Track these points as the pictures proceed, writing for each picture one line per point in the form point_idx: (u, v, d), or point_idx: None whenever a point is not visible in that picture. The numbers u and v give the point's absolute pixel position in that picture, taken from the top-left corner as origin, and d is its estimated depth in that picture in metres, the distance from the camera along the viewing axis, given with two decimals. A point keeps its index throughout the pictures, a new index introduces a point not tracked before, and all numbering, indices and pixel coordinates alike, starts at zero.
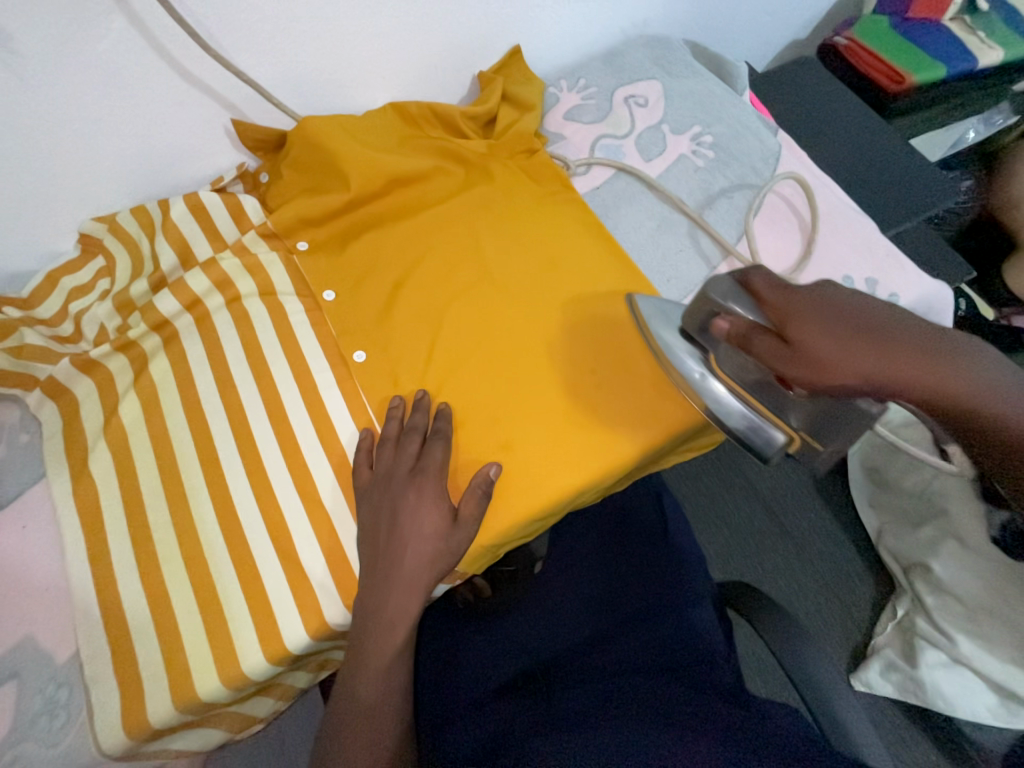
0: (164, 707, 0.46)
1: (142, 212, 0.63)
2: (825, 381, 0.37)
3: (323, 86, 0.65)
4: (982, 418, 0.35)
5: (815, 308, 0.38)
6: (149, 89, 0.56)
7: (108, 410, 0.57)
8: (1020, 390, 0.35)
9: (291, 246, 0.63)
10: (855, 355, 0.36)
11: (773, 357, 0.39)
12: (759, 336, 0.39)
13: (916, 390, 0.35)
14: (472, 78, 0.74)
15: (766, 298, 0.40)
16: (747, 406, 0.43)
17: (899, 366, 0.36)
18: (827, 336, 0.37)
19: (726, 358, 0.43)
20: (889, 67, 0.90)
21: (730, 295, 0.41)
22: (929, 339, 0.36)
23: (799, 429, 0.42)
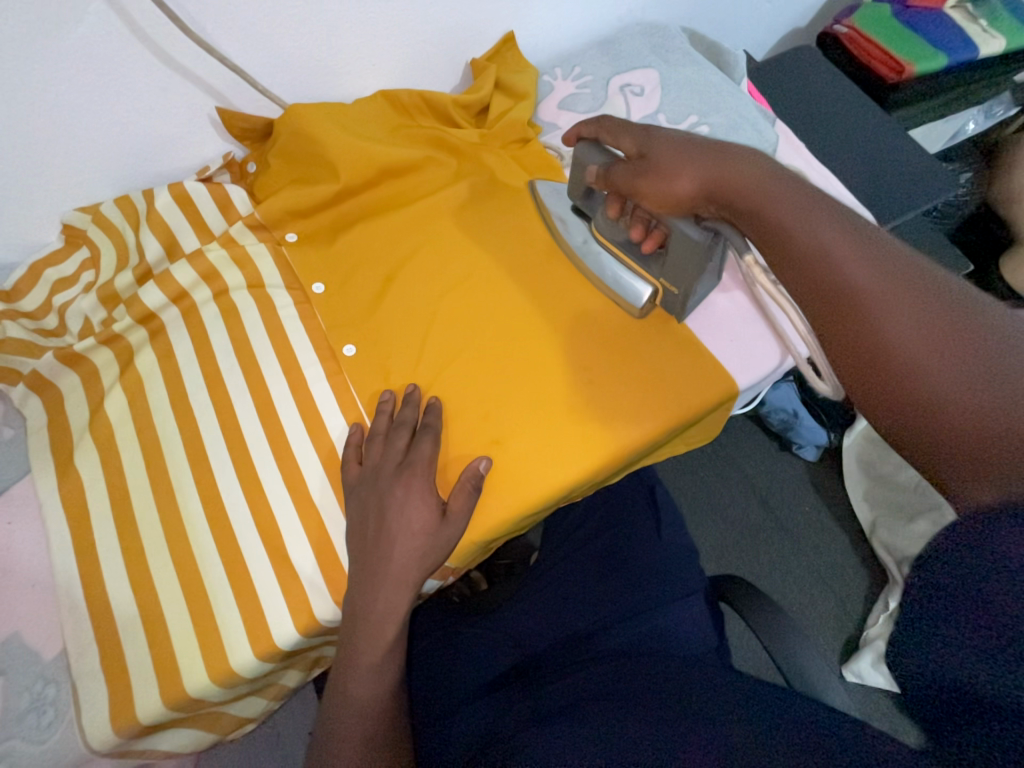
0: (152, 704, 0.45)
1: (126, 203, 0.61)
2: (663, 187, 0.46)
3: (310, 72, 0.63)
4: (758, 210, 0.42)
5: (665, 137, 0.48)
6: (131, 77, 0.54)
7: (94, 405, 0.56)
8: (805, 200, 0.41)
9: (280, 238, 0.62)
10: (688, 163, 0.45)
11: (628, 174, 0.49)
12: (618, 166, 0.50)
13: (715, 186, 0.44)
14: (465, 65, 0.72)
15: (622, 139, 0.51)
16: (618, 262, 0.56)
17: (710, 168, 0.44)
18: (664, 151, 0.47)
19: (602, 220, 0.56)
20: (889, 56, 0.88)
21: (596, 151, 0.54)
22: (755, 154, 0.44)
23: (658, 277, 0.54)
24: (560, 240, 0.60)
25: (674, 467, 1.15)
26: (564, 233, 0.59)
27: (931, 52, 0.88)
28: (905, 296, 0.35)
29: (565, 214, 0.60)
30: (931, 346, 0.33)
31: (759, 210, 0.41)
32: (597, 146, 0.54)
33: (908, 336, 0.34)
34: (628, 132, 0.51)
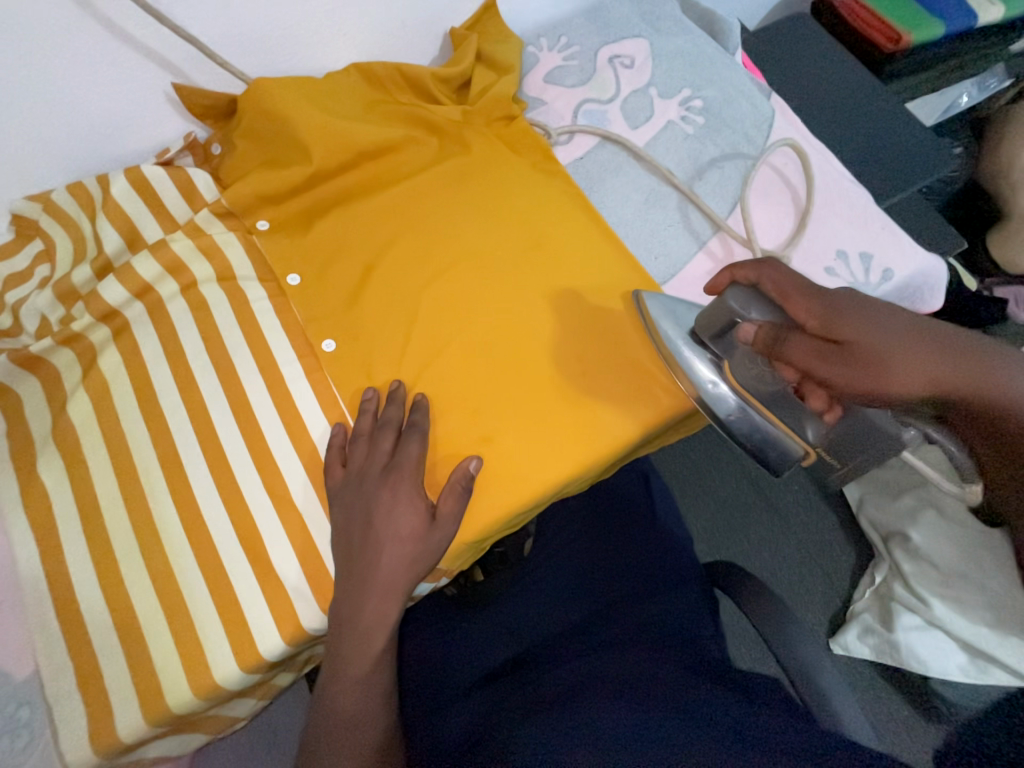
0: (133, 721, 0.44)
1: (80, 190, 0.57)
2: (871, 383, 0.42)
3: (272, 42, 0.58)
4: (983, 402, 0.43)
5: (860, 314, 0.43)
6: (75, 49, 0.49)
7: (56, 409, 0.53)
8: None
9: (250, 226, 0.58)
10: (928, 362, 0.42)
11: (810, 355, 0.43)
12: (796, 339, 0.44)
13: (948, 382, 0.42)
14: (444, 35, 0.67)
15: (797, 302, 0.45)
16: (761, 417, 0.48)
17: (952, 365, 0.42)
18: (867, 338, 0.42)
19: (743, 366, 0.48)
20: (884, 24, 0.85)
21: (753, 302, 0.47)
22: (993, 354, 0.44)
23: (813, 442, 0.50)
24: (682, 377, 0.48)
25: (666, 452, 1.15)
26: (690, 377, 0.48)
27: (928, 20, 0.85)
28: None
29: (692, 352, 0.48)
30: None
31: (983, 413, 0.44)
32: (755, 295, 0.47)
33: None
34: (806, 299, 0.45)
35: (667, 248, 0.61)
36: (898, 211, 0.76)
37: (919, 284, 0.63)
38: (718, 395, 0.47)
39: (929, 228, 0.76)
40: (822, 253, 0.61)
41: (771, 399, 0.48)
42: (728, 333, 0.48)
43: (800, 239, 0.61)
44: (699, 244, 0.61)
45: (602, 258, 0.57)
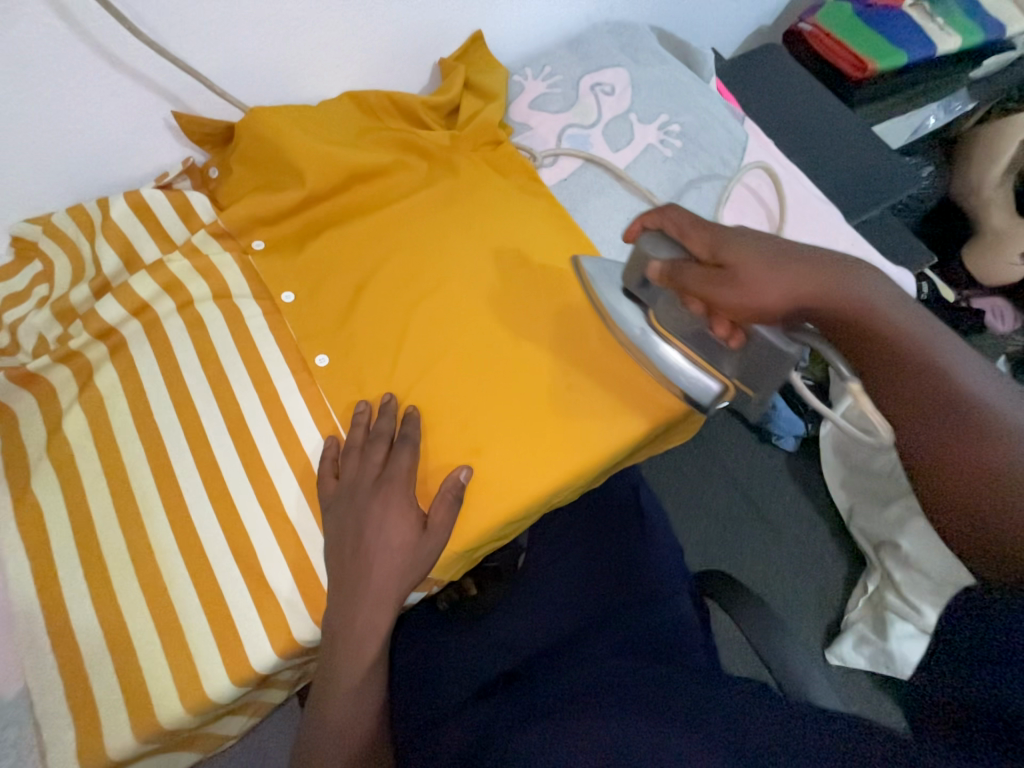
0: (123, 738, 0.43)
1: (80, 212, 0.58)
2: (749, 304, 0.41)
3: (269, 73, 0.61)
4: (846, 318, 0.40)
5: (744, 241, 0.43)
6: (79, 81, 0.52)
7: (50, 426, 0.54)
8: (894, 306, 0.40)
9: (246, 247, 0.60)
10: (798, 278, 0.41)
11: (700, 281, 0.43)
12: (688, 269, 0.43)
13: (809, 297, 0.41)
14: (433, 66, 0.71)
15: (692, 234, 0.45)
16: (684, 357, 0.47)
17: (815, 281, 0.41)
18: (746, 261, 0.42)
19: (665, 310, 0.47)
20: (851, 54, 0.90)
21: (655, 241, 0.45)
22: (865, 274, 0.42)
23: (732, 378, 0.46)
24: (611, 323, 0.50)
25: (657, 465, 1.16)
26: (616, 322, 0.49)
27: (891, 49, 0.90)
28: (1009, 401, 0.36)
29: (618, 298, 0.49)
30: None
31: (862, 327, 0.40)
32: (659, 234, 0.46)
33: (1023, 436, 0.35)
34: (700, 230, 0.45)
35: None
36: (870, 228, 0.80)
37: None
38: (642, 339, 0.48)
39: (900, 244, 0.79)
40: None
41: (694, 338, 0.46)
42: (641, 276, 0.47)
43: None
44: None
45: None
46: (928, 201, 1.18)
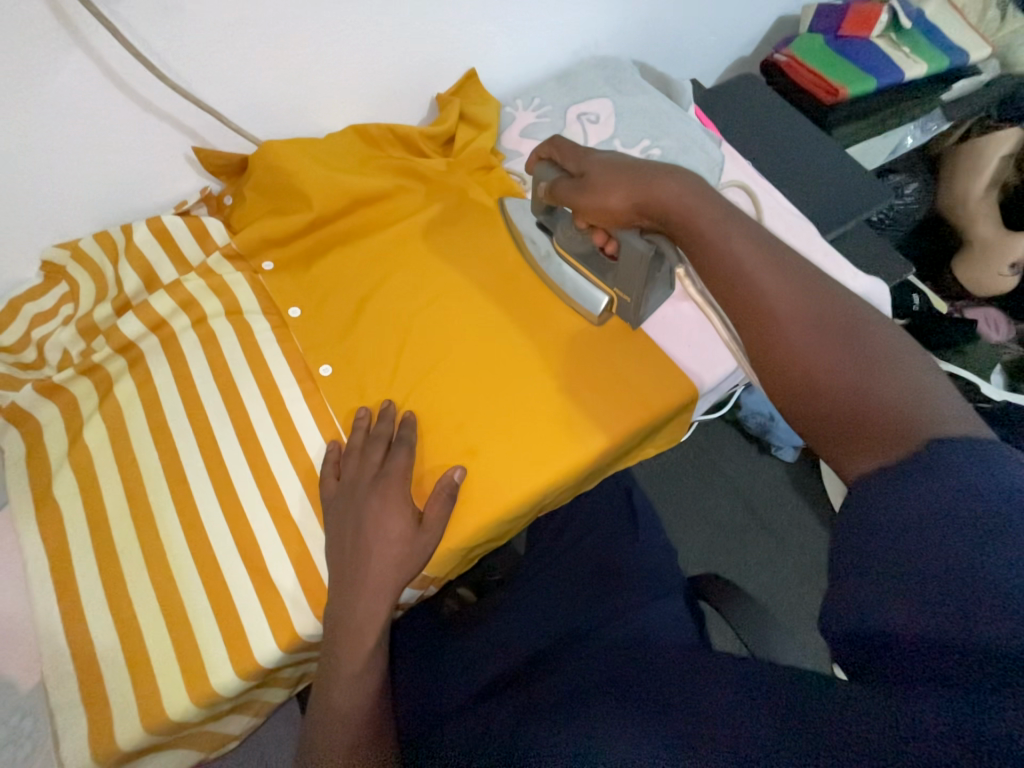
0: (133, 729, 0.45)
1: (105, 237, 0.63)
2: (601, 205, 0.50)
3: (281, 110, 0.67)
4: (668, 212, 0.47)
5: (601, 155, 0.52)
6: (109, 120, 0.57)
7: (72, 434, 0.57)
8: (704, 203, 0.46)
9: (256, 267, 0.65)
10: (629, 186, 0.48)
11: (569, 192, 0.53)
12: (561, 184, 0.54)
13: (637, 198, 0.48)
14: (431, 100, 0.77)
15: (568, 157, 0.55)
16: (579, 274, 0.60)
17: (640, 183, 0.48)
18: (597, 172, 0.51)
19: (564, 231, 0.59)
20: (823, 81, 0.96)
21: (544, 170, 0.57)
22: (678, 172, 0.48)
23: (613, 288, 0.57)
24: (525, 251, 0.64)
25: (657, 475, 1.18)
26: (528, 249, 0.63)
27: (861, 76, 0.96)
28: (812, 297, 0.41)
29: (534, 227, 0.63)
30: (832, 338, 0.39)
31: (683, 232, 0.46)
32: (549, 161, 0.57)
33: (817, 326, 0.40)
34: (573, 151, 0.54)
35: None
36: (849, 241, 0.83)
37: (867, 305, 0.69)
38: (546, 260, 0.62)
39: (880, 256, 0.83)
40: None
41: (585, 254, 0.58)
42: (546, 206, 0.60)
43: None
44: None
45: None
46: (917, 212, 1.19)
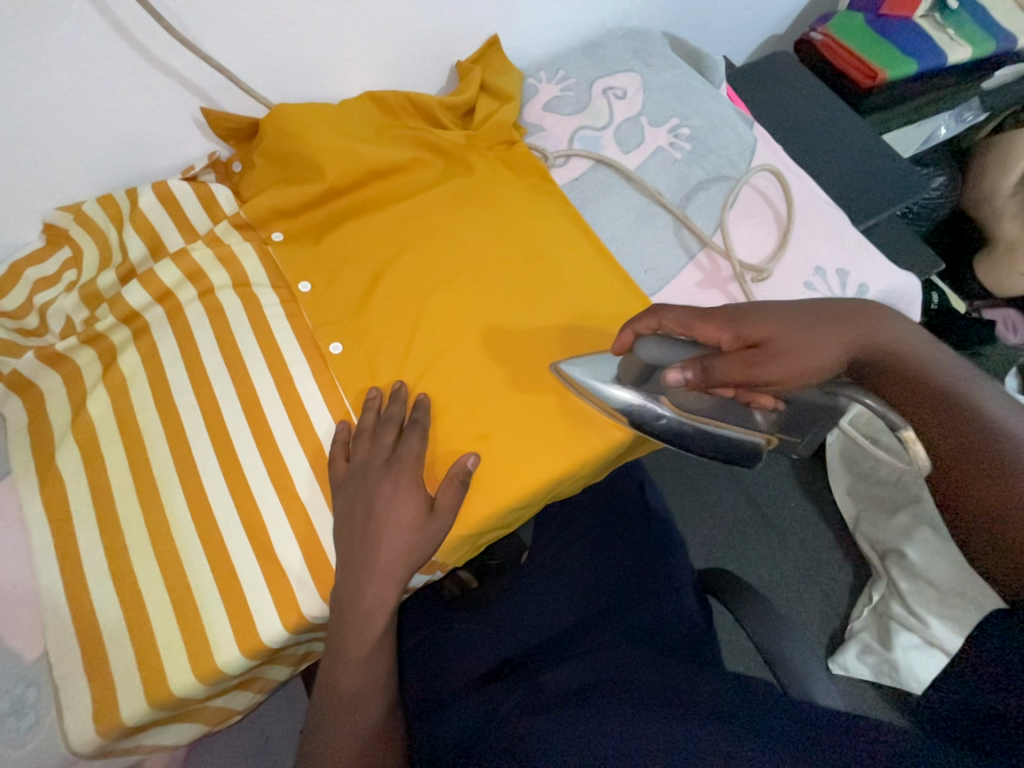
0: (138, 703, 0.45)
1: (108, 201, 0.60)
2: (799, 368, 0.45)
3: (294, 72, 0.63)
4: (885, 358, 0.43)
5: (768, 315, 0.47)
6: (114, 75, 0.54)
7: (75, 404, 0.56)
8: (926, 353, 0.42)
9: (265, 237, 0.62)
10: (838, 334, 0.45)
11: (741, 368, 0.46)
12: (719, 360, 0.46)
13: (850, 345, 0.44)
14: (451, 67, 0.73)
15: (699, 327, 0.48)
16: (716, 427, 0.50)
17: (853, 332, 0.45)
18: (778, 336, 0.46)
19: (687, 397, 0.49)
20: (861, 63, 0.92)
21: (664, 349, 0.48)
22: (886, 316, 0.45)
23: (774, 432, 0.51)
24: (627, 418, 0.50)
25: (664, 467, 1.16)
26: (627, 413, 0.50)
27: (901, 59, 0.92)
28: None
29: (626, 392, 0.50)
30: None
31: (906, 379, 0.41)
32: (659, 340, 0.49)
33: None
34: (704, 321, 0.48)
35: (656, 263, 0.65)
36: (878, 233, 0.80)
37: (892, 299, 0.67)
38: (671, 428, 0.50)
39: (908, 249, 0.80)
40: (802, 268, 0.65)
41: (719, 409, 0.50)
42: (651, 378, 0.49)
43: (782, 254, 0.65)
44: (688, 259, 0.65)
45: (592, 273, 0.60)
46: (942, 209, 1.15)
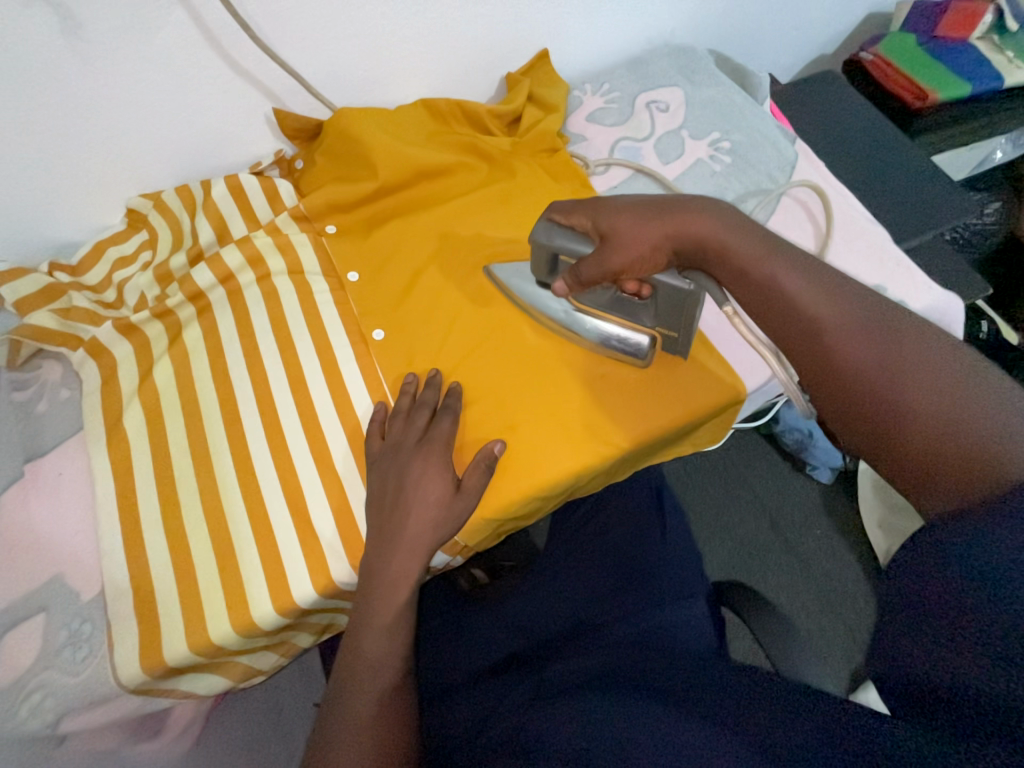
0: (179, 647, 0.49)
1: (185, 191, 0.67)
2: (636, 259, 0.48)
3: (357, 79, 0.68)
4: (702, 248, 0.46)
5: (615, 210, 0.49)
6: (201, 78, 0.60)
7: (142, 372, 0.61)
8: (734, 234, 0.46)
9: (320, 229, 0.67)
10: (662, 226, 0.47)
11: (600, 260, 0.49)
12: (585, 258, 0.50)
13: (667, 240, 0.47)
14: (501, 79, 0.77)
15: (577, 213, 0.52)
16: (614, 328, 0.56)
17: (671, 226, 0.47)
18: (620, 227, 0.48)
19: (586, 295, 0.56)
20: (911, 84, 0.92)
21: (553, 234, 0.52)
22: (704, 205, 0.47)
23: (654, 326, 0.54)
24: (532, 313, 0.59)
25: (686, 481, 1.15)
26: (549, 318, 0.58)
27: (955, 81, 0.91)
28: (854, 310, 0.42)
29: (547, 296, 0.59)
30: (888, 363, 0.39)
31: (731, 267, 0.46)
32: (549, 225, 0.53)
33: (863, 344, 0.40)
34: (578, 208, 0.52)
35: None
36: (922, 256, 0.79)
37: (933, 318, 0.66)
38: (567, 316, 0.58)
39: (953, 273, 0.78)
40: None
41: (612, 304, 0.56)
42: (550, 265, 0.55)
43: None
44: None
45: None
46: (995, 235, 1.09)
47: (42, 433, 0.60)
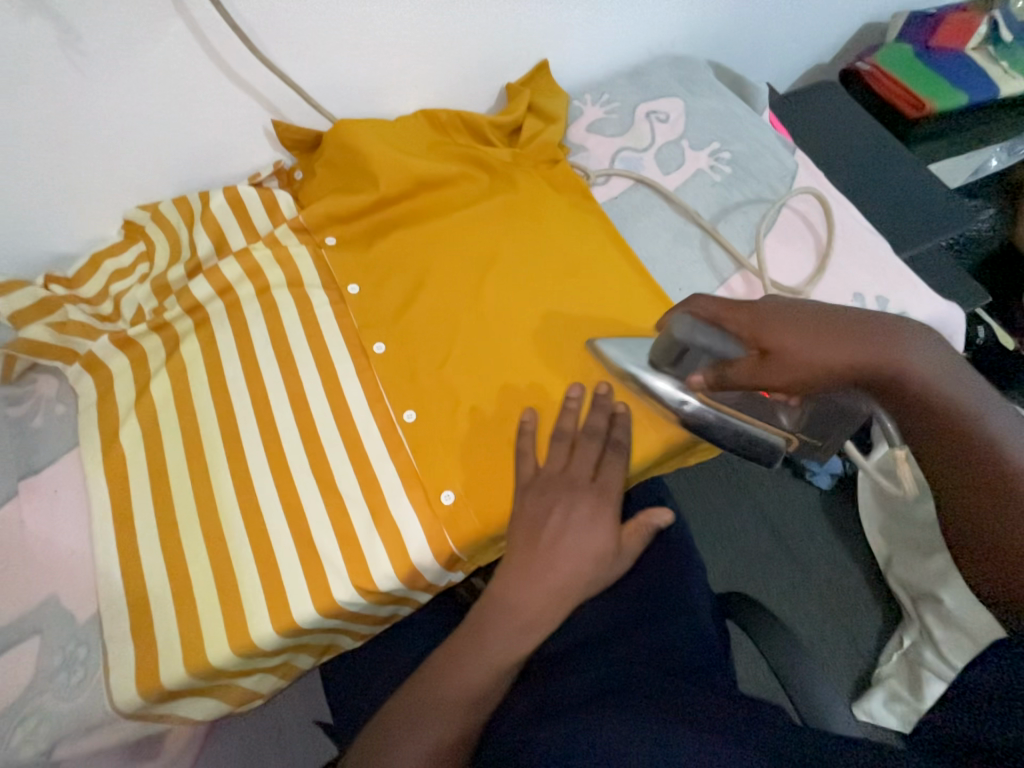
0: (177, 670, 0.48)
1: (183, 202, 0.66)
2: (802, 382, 0.41)
3: (356, 89, 0.68)
4: (895, 383, 0.36)
5: (786, 321, 0.42)
6: (199, 89, 0.60)
7: (139, 387, 0.60)
8: (949, 380, 0.35)
9: (320, 241, 0.66)
10: (848, 344, 0.38)
11: (755, 371, 0.43)
12: (737, 361, 0.45)
13: (852, 364, 0.38)
14: (501, 89, 0.77)
15: (728, 316, 0.47)
16: (738, 420, 0.55)
17: (867, 350, 0.38)
18: (792, 348, 0.41)
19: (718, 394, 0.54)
20: (907, 93, 0.92)
21: (693, 330, 0.48)
22: (912, 334, 0.38)
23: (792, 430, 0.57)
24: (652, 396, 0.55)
25: (686, 489, 1.14)
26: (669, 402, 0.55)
27: (950, 91, 0.92)
28: None
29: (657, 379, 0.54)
30: None
31: (930, 415, 0.35)
32: (692, 320, 0.48)
33: None
34: (737, 312, 0.46)
35: (691, 283, 0.66)
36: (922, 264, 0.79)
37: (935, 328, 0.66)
38: (696, 413, 0.55)
39: (953, 281, 0.79)
40: (841, 294, 0.65)
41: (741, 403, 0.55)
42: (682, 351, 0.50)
43: (820, 279, 0.65)
44: (720, 281, 0.66)
45: (628, 290, 0.62)
46: (990, 242, 1.09)
47: (36, 449, 0.59)
